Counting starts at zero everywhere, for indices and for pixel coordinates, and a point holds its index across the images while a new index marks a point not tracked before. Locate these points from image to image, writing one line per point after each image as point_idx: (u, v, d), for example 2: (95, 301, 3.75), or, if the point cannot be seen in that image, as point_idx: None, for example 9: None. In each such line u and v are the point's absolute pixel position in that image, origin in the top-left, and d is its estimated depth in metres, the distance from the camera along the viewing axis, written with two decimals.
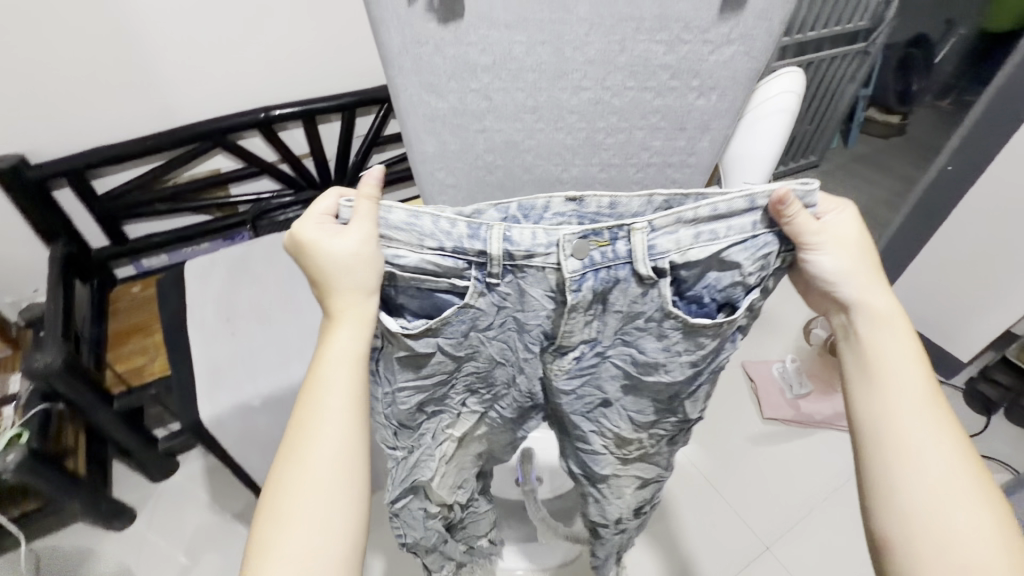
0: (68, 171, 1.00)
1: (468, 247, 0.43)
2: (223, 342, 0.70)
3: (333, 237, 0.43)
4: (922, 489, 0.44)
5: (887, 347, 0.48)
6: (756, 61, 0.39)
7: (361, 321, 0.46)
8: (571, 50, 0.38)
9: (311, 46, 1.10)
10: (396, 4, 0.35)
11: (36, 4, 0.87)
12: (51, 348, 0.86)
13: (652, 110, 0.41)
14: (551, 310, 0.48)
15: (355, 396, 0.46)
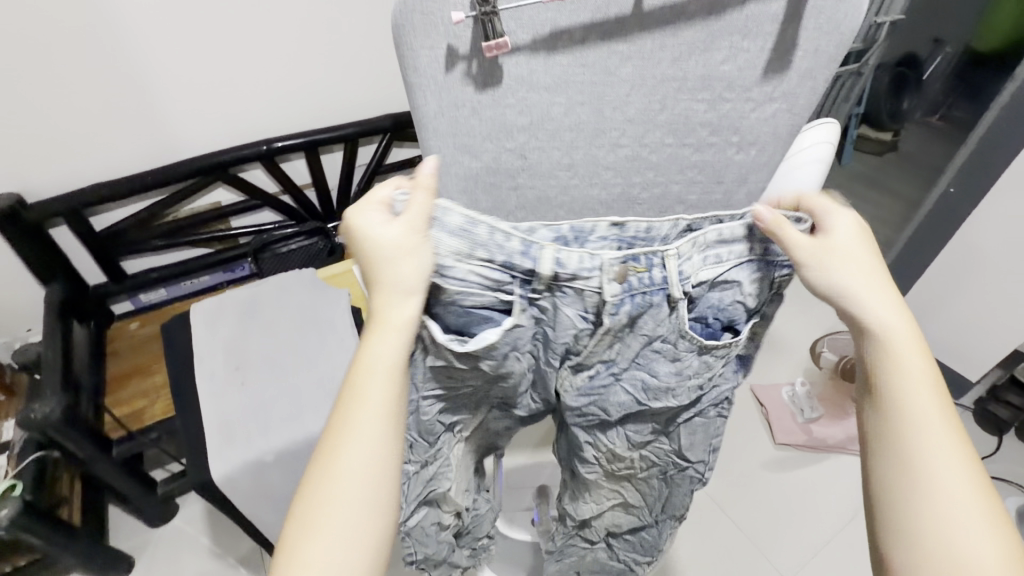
0: (66, 210, 0.98)
1: (517, 263, 0.41)
2: (233, 394, 0.68)
3: (380, 227, 0.40)
4: (950, 541, 0.38)
5: (909, 377, 0.41)
6: (795, 118, 0.41)
7: (400, 326, 0.41)
8: (611, 110, 0.38)
9: (313, 78, 1.09)
10: (434, 71, 0.36)
11: (34, 45, 0.85)
12: (52, 398, 0.85)
13: (691, 166, 0.42)
14: (582, 329, 0.45)
15: (392, 411, 0.42)
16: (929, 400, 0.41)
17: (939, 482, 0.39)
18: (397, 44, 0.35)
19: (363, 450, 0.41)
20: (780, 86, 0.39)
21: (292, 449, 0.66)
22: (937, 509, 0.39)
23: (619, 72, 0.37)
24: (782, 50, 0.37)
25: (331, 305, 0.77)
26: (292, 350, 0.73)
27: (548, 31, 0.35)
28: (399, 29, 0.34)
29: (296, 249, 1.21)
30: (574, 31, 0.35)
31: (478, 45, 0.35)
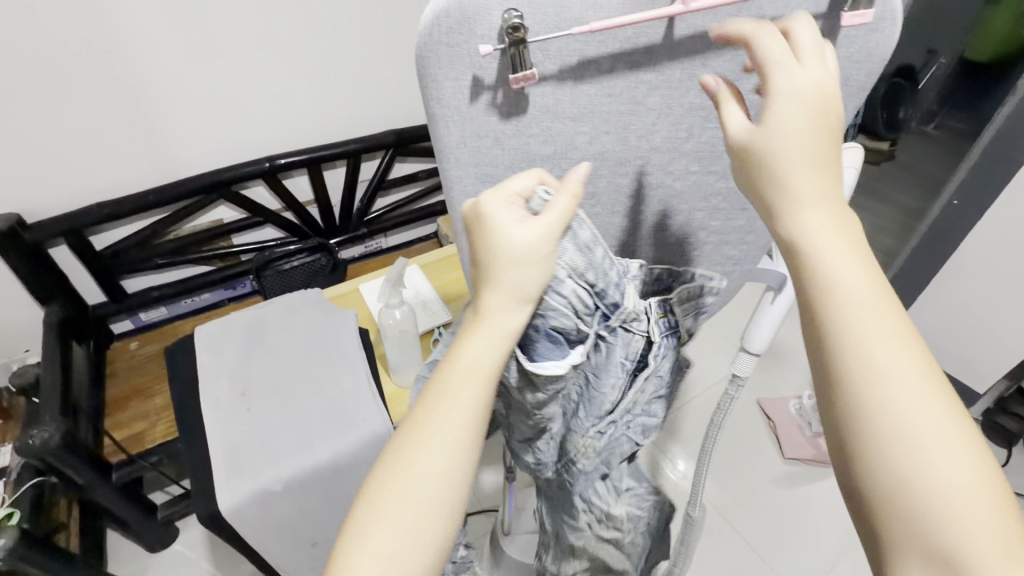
0: (66, 230, 0.96)
1: (607, 296, 0.43)
2: (239, 422, 0.67)
3: (514, 222, 0.38)
4: (919, 481, 0.31)
5: (839, 271, 0.34)
6: None
7: (504, 332, 0.40)
8: (637, 139, 0.38)
9: (317, 95, 1.09)
10: (458, 101, 0.35)
11: (33, 65, 0.84)
12: (51, 424, 0.82)
13: (715, 193, 0.42)
14: (622, 379, 0.49)
15: (478, 413, 0.40)
16: (868, 311, 0.33)
17: (894, 409, 0.32)
18: (420, 74, 0.35)
19: (444, 450, 0.39)
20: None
21: (302, 476, 0.65)
22: (895, 443, 0.31)
23: (646, 104, 0.37)
24: None
25: (339, 328, 0.77)
26: (299, 374, 0.72)
27: (576, 61, 0.34)
28: (422, 59, 0.34)
29: (297, 267, 1.20)
30: (605, 63, 0.35)
31: (504, 76, 0.34)
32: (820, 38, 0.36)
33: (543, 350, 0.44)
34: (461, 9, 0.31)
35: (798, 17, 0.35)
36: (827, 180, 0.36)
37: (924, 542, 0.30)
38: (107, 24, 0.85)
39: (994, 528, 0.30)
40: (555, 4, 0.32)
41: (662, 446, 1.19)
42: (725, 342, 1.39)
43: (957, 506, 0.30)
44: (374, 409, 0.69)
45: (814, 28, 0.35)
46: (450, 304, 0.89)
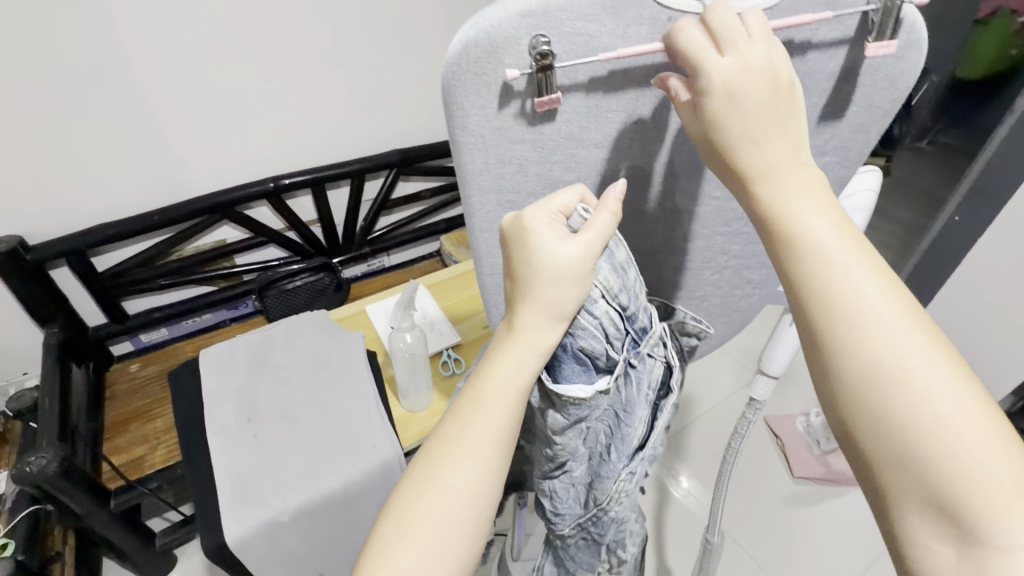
0: (69, 252, 0.95)
1: (636, 320, 0.43)
2: (245, 450, 0.66)
3: (556, 240, 0.38)
4: (909, 425, 0.30)
5: (816, 221, 0.33)
6: (846, 168, 0.44)
7: (537, 350, 0.40)
8: (660, 164, 0.41)
9: (324, 115, 1.10)
10: (483, 128, 0.35)
11: (40, 88, 0.84)
12: (49, 449, 0.79)
13: (737, 218, 0.46)
14: (648, 410, 0.47)
15: (506, 430, 0.40)
16: (848, 264, 0.33)
17: (883, 356, 0.31)
18: (444, 103, 0.35)
19: (474, 466, 0.39)
20: (831, 138, 0.41)
21: (311, 505, 0.63)
22: (888, 390, 0.31)
23: (667, 127, 0.38)
24: (838, 104, 0.39)
25: (347, 350, 0.76)
26: (306, 399, 0.71)
27: (602, 87, 0.35)
28: (447, 89, 0.34)
29: (301, 286, 1.18)
30: (629, 89, 0.36)
31: (531, 103, 0.35)
32: (844, 66, 0.37)
33: (570, 373, 0.44)
34: (489, 42, 0.31)
35: (826, 41, 0.36)
36: (792, 145, 0.35)
37: (930, 489, 0.30)
38: (117, 46, 0.85)
39: (999, 461, 0.29)
40: (581, 34, 0.32)
41: (669, 466, 1.17)
42: (741, 367, 1.37)
43: (959, 447, 0.29)
44: (385, 435, 0.68)
45: (843, 54, 0.37)
46: (459, 325, 0.89)
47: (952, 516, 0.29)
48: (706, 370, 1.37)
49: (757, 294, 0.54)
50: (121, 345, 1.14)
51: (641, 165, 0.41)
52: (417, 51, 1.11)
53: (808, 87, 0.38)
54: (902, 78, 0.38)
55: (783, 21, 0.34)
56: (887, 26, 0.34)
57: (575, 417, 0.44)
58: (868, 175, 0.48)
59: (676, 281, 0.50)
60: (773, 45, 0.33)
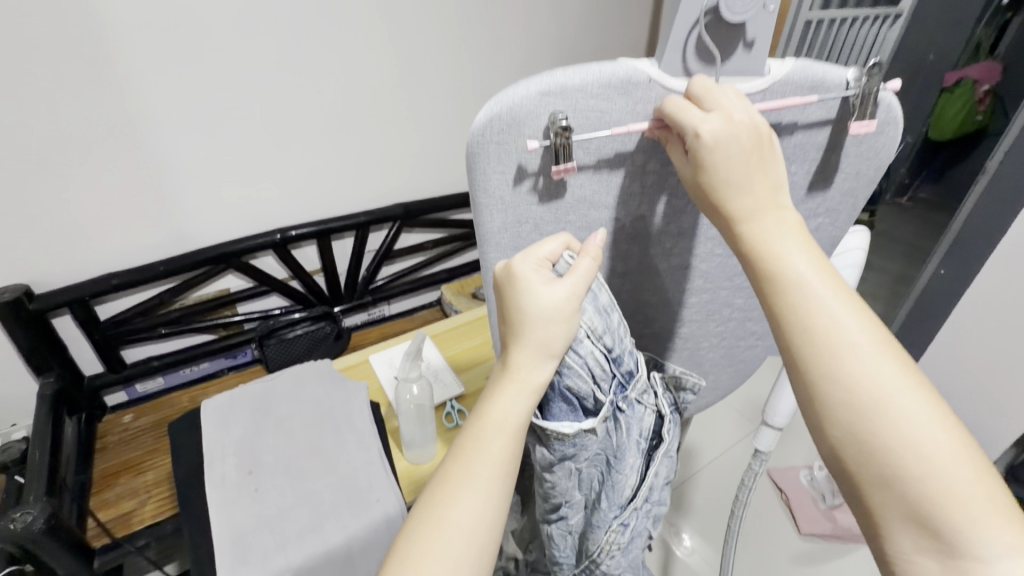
0: (73, 300, 0.96)
1: (622, 363, 0.45)
2: (246, 504, 0.64)
3: (542, 284, 0.39)
4: (893, 447, 0.32)
5: (795, 256, 0.36)
6: (837, 228, 0.47)
7: (531, 387, 0.41)
8: (665, 225, 0.43)
9: (333, 171, 1.15)
10: (503, 193, 0.38)
11: (61, 143, 0.87)
12: (37, 505, 0.76)
13: (737, 273, 0.48)
14: (639, 457, 0.48)
15: (507, 468, 0.40)
16: (828, 298, 0.35)
17: (864, 384, 0.33)
18: (468, 167, 0.38)
19: (475, 505, 0.38)
20: (823, 201, 0.44)
21: (309, 564, 0.61)
22: (870, 416, 0.33)
23: (673, 193, 0.41)
24: (827, 172, 0.42)
25: (350, 400, 0.76)
26: (308, 451, 0.70)
27: (612, 156, 0.38)
28: (471, 155, 0.37)
29: (302, 335, 1.19)
30: (638, 156, 0.39)
31: (546, 167, 0.38)
32: (831, 141, 0.41)
33: (558, 411, 0.45)
34: (513, 115, 0.35)
35: (812, 119, 0.39)
36: (770, 187, 0.37)
37: (912, 505, 0.32)
38: (140, 107, 0.90)
39: (967, 470, 0.32)
40: (594, 110, 0.35)
41: (671, 522, 1.14)
42: (741, 419, 1.36)
43: (936, 465, 0.32)
44: (388, 489, 0.67)
45: (828, 130, 0.40)
46: (462, 376, 0.89)
47: (935, 528, 0.32)
48: (709, 421, 1.36)
49: (759, 346, 0.56)
50: (116, 395, 1.12)
51: (648, 223, 0.43)
52: (422, 112, 1.18)
53: (800, 157, 0.41)
54: (884, 149, 0.42)
55: (776, 100, 0.37)
56: (867, 106, 0.38)
57: (561, 453, 0.45)
58: (858, 236, 0.52)
59: (683, 334, 0.52)
60: (753, 107, 0.36)
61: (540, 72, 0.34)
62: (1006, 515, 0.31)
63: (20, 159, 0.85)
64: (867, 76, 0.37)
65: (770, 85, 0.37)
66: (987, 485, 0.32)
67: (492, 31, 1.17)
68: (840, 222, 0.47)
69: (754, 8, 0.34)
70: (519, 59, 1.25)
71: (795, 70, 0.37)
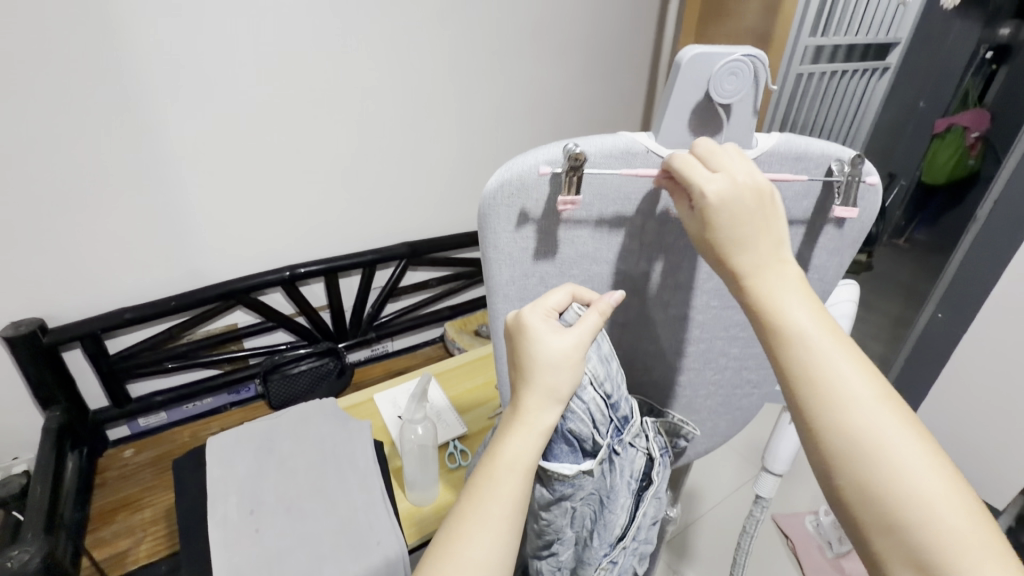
0: (85, 335, 0.97)
1: (618, 409, 0.48)
2: (247, 544, 0.64)
3: (551, 333, 0.41)
4: (896, 496, 0.33)
5: (796, 307, 0.38)
6: (829, 282, 0.49)
7: (539, 431, 0.42)
8: (664, 279, 0.46)
9: (343, 211, 1.19)
10: (512, 249, 0.42)
11: (88, 183, 0.91)
12: (34, 543, 0.76)
13: (735, 324, 0.49)
14: (631, 497, 0.49)
15: (518, 510, 0.40)
16: (830, 348, 0.36)
17: (865, 432, 0.35)
18: (479, 226, 0.41)
19: (488, 544, 0.38)
20: (812, 258, 0.47)
21: None
22: (872, 463, 0.34)
23: (671, 250, 0.44)
24: (814, 232, 0.45)
25: (353, 440, 0.77)
26: (312, 492, 0.70)
27: (614, 216, 0.42)
28: (484, 216, 0.40)
29: (305, 370, 1.20)
30: (637, 217, 0.42)
31: (554, 226, 0.41)
32: (817, 205, 0.44)
33: (559, 452, 0.46)
34: (521, 181, 0.38)
35: (798, 184, 0.42)
36: (772, 238, 0.39)
37: (916, 551, 0.33)
38: (164, 151, 0.95)
39: (967, 520, 0.33)
40: (595, 177, 0.39)
41: (675, 569, 1.11)
42: (745, 463, 1.35)
43: (936, 511, 0.33)
44: (390, 531, 0.67)
45: (814, 195, 0.43)
46: (464, 416, 0.89)
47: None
48: (709, 464, 1.35)
49: (757, 394, 0.57)
50: (118, 430, 1.12)
51: (646, 275, 0.46)
52: (430, 156, 1.24)
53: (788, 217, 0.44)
54: (870, 211, 0.45)
55: (764, 171, 0.41)
56: (850, 193, 0.42)
57: (559, 493, 0.46)
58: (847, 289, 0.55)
59: (682, 382, 0.53)
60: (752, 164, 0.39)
61: (548, 143, 0.39)
62: (1007, 565, 0.32)
63: (48, 198, 0.89)
64: (851, 166, 0.41)
65: (758, 157, 0.40)
66: (987, 535, 0.33)
67: (500, 82, 1.24)
68: (833, 277, 0.49)
69: (740, 92, 0.38)
70: (523, 108, 1.31)
71: (779, 144, 0.41)
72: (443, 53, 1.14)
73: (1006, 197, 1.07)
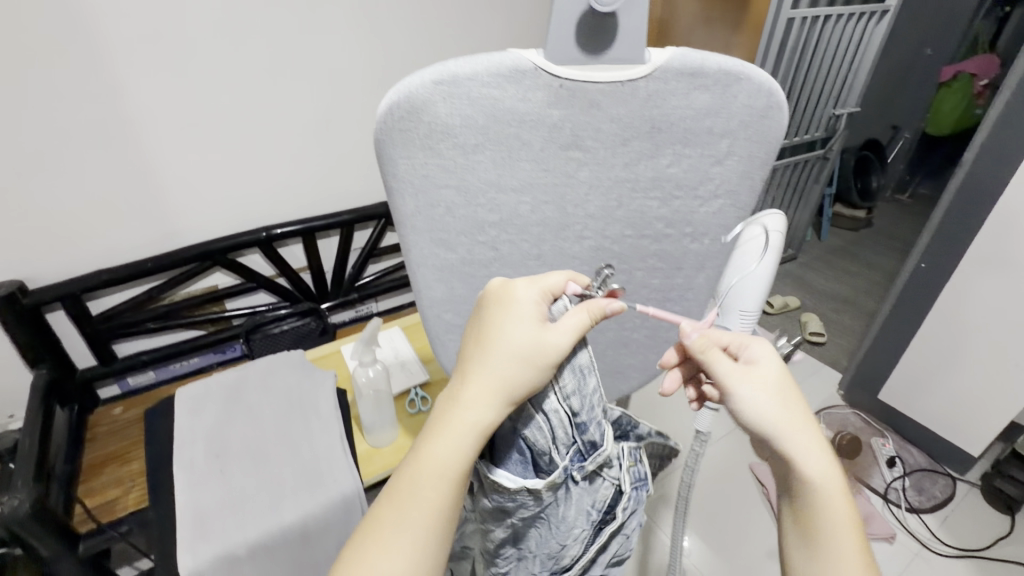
0: (65, 296, 0.99)
1: (586, 432, 0.49)
2: (212, 485, 0.67)
3: (529, 316, 0.45)
4: None
5: (816, 463, 0.44)
6: (740, 208, 0.54)
7: (476, 429, 0.43)
8: (573, 207, 0.51)
9: (315, 172, 1.18)
10: (411, 179, 0.47)
11: (50, 142, 0.90)
12: (24, 489, 0.80)
13: (650, 254, 0.55)
14: (586, 529, 0.53)
15: (441, 507, 0.42)
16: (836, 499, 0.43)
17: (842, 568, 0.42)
18: (378, 152, 0.46)
19: (406, 539, 0.41)
20: (719, 182, 0.51)
21: (265, 541, 0.64)
22: None
23: (577, 177, 0.49)
24: (717, 154, 0.50)
25: (317, 388, 0.79)
26: (277, 437, 0.73)
27: (511, 140, 0.46)
28: (380, 142, 0.45)
29: (287, 330, 1.25)
30: (538, 143, 0.47)
31: (454, 155, 0.46)
32: (724, 127, 0.48)
33: (509, 460, 0.50)
34: (409, 102, 0.43)
35: (700, 104, 0.46)
36: (801, 406, 0.46)
37: None
38: (129, 111, 0.94)
39: None
40: (488, 97, 0.44)
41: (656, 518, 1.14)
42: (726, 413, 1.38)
43: None
44: (346, 470, 0.70)
45: (715, 113, 0.47)
46: (429, 365, 0.91)
47: None
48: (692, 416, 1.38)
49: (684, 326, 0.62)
50: (108, 389, 1.16)
51: (563, 206, 0.51)
52: None
53: (692, 136, 0.48)
54: (770, 132, 0.50)
55: (658, 85, 0.45)
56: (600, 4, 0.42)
57: (499, 503, 0.51)
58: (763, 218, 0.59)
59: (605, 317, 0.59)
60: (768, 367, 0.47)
61: (435, 64, 0.42)
62: None
63: (14, 159, 0.89)
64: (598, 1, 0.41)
65: (651, 72, 0.44)
66: None
67: (470, 33, 1.21)
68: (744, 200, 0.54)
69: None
70: None
71: (672, 59, 0.44)
72: (410, 5, 1.10)
73: (988, 146, 1.03)
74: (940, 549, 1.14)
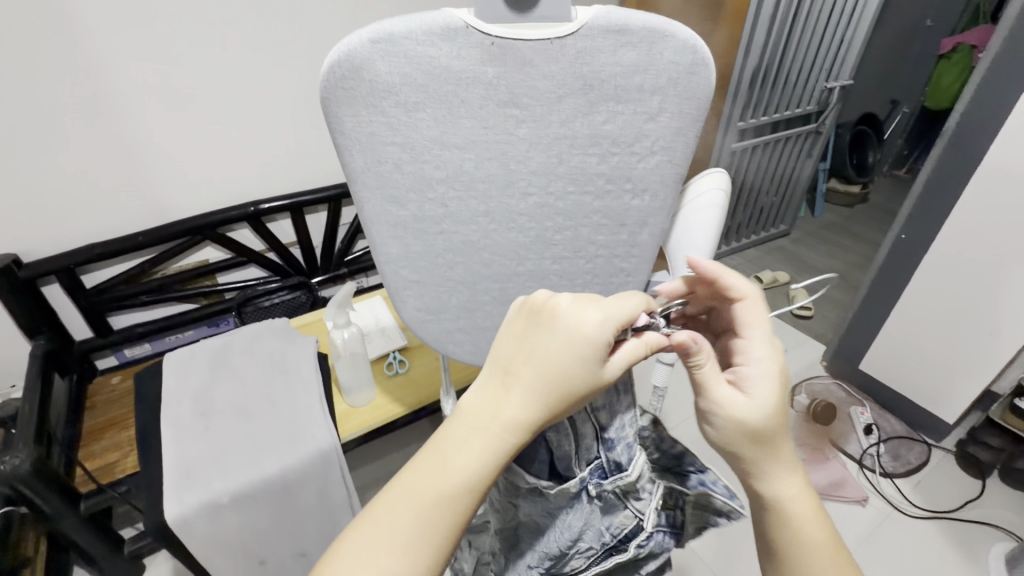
0: (58, 269, 1.02)
1: (612, 450, 0.51)
2: (197, 440, 0.71)
3: (589, 337, 0.41)
4: None
5: (783, 485, 0.45)
6: (677, 165, 0.56)
7: (501, 449, 0.39)
8: (515, 164, 0.53)
9: (298, 146, 1.19)
10: (358, 137, 0.49)
11: (36, 118, 0.92)
12: (24, 450, 0.84)
13: (594, 210, 0.57)
14: (593, 546, 0.54)
15: (445, 525, 0.38)
16: (800, 519, 0.44)
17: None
18: (326, 110, 0.48)
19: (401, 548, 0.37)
20: (655, 141, 0.53)
21: (247, 490, 0.68)
22: None
23: (517, 134, 0.51)
24: (651, 111, 0.51)
25: (299, 353, 0.82)
26: (261, 396, 0.76)
27: (450, 97, 0.48)
28: (326, 100, 0.47)
29: (279, 303, 1.26)
30: (479, 102, 0.48)
31: (396, 113, 0.48)
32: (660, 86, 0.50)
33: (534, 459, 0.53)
34: (349, 60, 0.45)
35: (629, 62, 0.48)
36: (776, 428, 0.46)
37: None
38: (112, 85, 0.95)
39: None
40: (424, 56, 0.45)
41: None
42: None
43: None
44: (324, 427, 0.73)
45: (643, 70, 0.49)
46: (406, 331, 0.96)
47: None
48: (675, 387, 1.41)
49: (632, 282, 0.65)
50: (105, 359, 1.20)
51: (506, 165, 0.52)
52: None
53: (624, 94, 0.50)
54: (699, 89, 0.51)
55: (585, 41, 0.47)
56: None
57: (518, 497, 0.54)
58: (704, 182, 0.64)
59: (556, 272, 0.61)
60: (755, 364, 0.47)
61: (372, 24, 0.45)
62: None
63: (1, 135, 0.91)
64: None
65: (578, 29, 0.46)
66: None
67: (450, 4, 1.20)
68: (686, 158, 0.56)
69: None
70: None
71: (598, 16, 0.46)
72: None
73: (967, 117, 1.03)
74: (911, 511, 1.18)
